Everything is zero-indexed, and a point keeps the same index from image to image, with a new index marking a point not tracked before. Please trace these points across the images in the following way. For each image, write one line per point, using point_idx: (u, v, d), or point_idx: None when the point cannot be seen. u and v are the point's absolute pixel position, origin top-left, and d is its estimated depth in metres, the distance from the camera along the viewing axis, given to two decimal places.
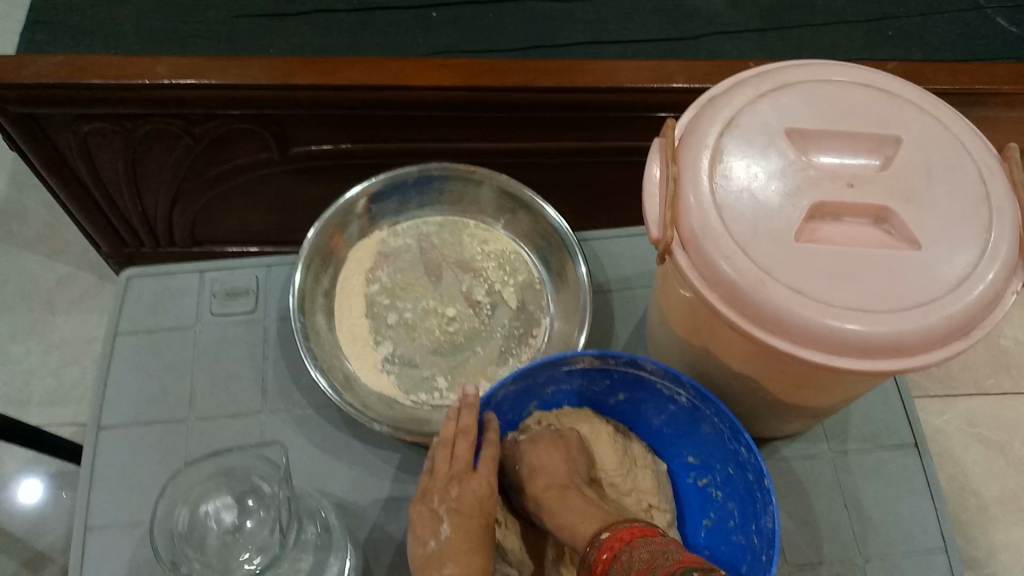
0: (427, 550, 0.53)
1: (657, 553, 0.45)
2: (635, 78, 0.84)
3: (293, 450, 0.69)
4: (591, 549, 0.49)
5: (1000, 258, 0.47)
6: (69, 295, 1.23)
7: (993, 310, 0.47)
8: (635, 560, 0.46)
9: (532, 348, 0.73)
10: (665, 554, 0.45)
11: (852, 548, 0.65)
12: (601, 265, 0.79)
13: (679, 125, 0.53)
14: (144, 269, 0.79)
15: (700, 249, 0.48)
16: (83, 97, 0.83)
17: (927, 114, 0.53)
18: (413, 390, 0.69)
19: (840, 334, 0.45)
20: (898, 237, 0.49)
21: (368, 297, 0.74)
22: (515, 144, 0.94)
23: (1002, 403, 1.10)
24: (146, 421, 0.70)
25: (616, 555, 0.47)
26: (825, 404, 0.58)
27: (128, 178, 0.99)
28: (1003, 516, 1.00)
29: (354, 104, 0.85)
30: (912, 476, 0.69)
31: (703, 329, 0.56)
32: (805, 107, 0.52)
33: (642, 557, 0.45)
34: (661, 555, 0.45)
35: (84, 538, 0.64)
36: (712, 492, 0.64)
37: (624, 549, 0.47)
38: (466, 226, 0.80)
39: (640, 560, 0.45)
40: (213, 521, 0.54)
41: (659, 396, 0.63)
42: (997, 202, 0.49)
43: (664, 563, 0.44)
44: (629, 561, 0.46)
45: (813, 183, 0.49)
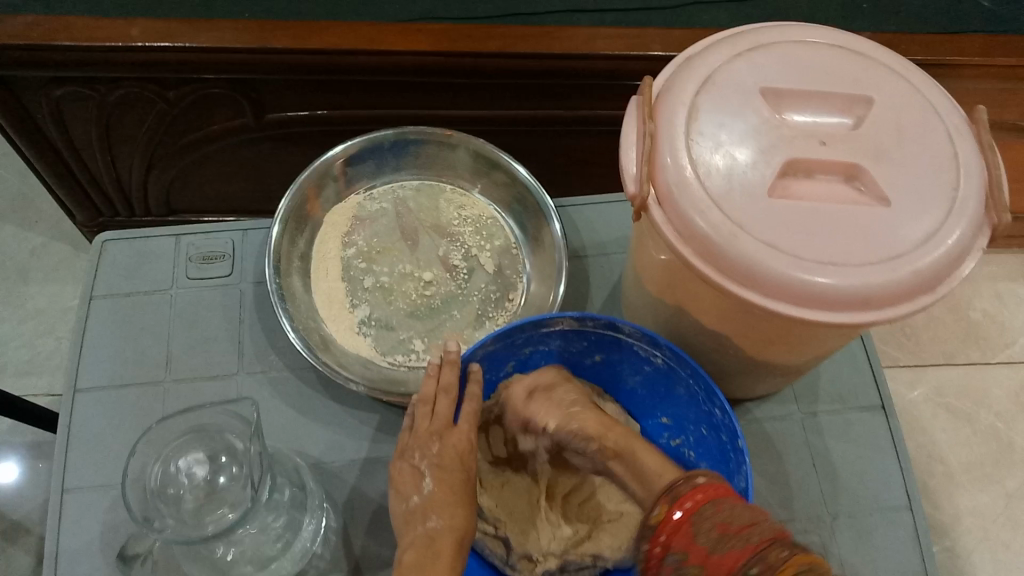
0: (409, 505, 0.54)
1: (759, 515, 0.40)
2: (612, 46, 0.84)
3: (270, 411, 0.69)
4: (683, 485, 0.44)
5: (966, 214, 0.48)
6: (43, 265, 1.22)
7: (959, 266, 0.48)
8: (736, 513, 0.40)
9: (509, 311, 0.73)
10: (766, 519, 0.40)
11: (821, 506, 0.66)
12: (578, 231, 0.80)
13: (656, 83, 0.54)
14: (119, 232, 0.78)
15: (675, 205, 0.49)
16: (54, 60, 0.82)
17: (898, 76, 0.53)
18: (390, 352, 0.70)
19: (809, 287, 0.46)
20: (868, 195, 0.50)
21: (345, 260, 0.75)
22: (493, 112, 0.95)
23: (969, 372, 1.12)
24: (122, 383, 0.70)
25: (715, 502, 0.41)
26: (797, 362, 0.59)
27: (101, 144, 0.98)
28: (969, 482, 1.03)
29: (331, 70, 0.85)
30: (879, 436, 0.70)
31: (677, 288, 0.57)
32: (778, 66, 0.53)
33: (744, 513, 0.40)
34: (763, 521, 0.40)
35: (60, 499, 0.64)
36: (685, 451, 0.65)
37: (723, 500, 0.42)
38: (442, 191, 0.80)
39: (743, 515, 0.40)
40: (185, 476, 0.54)
41: (634, 357, 0.64)
42: (965, 162, 0.49)
43: (769, 529, 0.39)
44: (729, 512, 0.40)
45: (786, 140, 0.50)
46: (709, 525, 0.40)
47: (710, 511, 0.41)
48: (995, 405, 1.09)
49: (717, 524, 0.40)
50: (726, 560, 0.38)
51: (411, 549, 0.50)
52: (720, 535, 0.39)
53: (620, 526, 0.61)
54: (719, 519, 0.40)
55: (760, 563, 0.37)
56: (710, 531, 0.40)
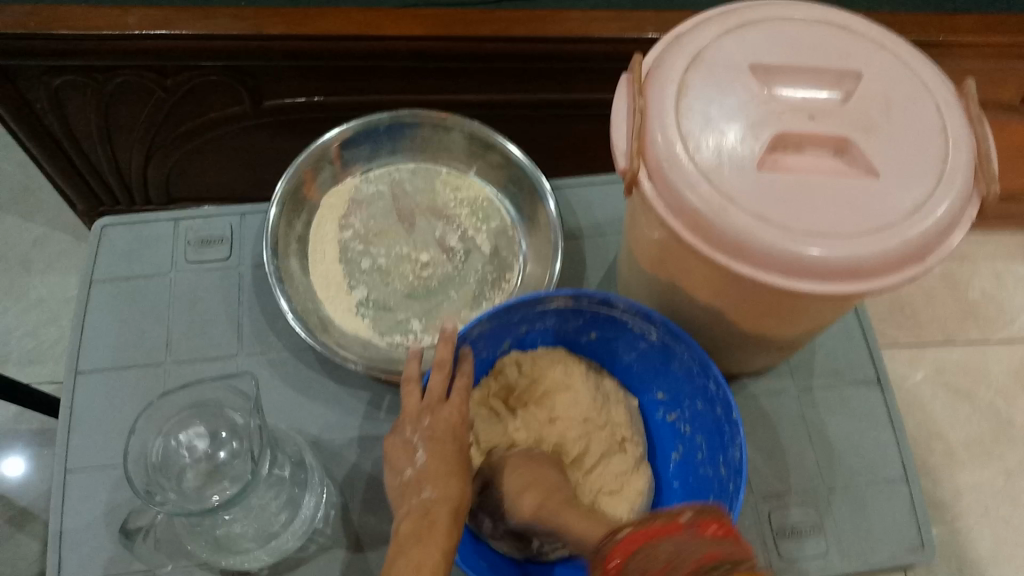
0: (403, 478, 0.54)
1: (677, 549, 0.40)
2: (606, 28, 0.84)
3: (270, 391, 0.70)
4: (610, 547, 0.44)
5: (955, 186, 0.48)
6: (46, 255, 1.23)
7: (947, 237, 0.49)
8: (656, 555, 0.40)
9: (506, 291, 0.74)
10: (688, 549, 0.39)
11: (817, 478, 0.67)
12: (574, 211, 0.80)
13: (647, 61, 0.54)
14: (118, 218, 0.79)
15: (665, 179, 0.49)
16: (53, 49, 0.82)
17: (888, 51, 0.54)
18: (388, 332, 0.70)
19: (798, 257, 0.47)
20: (858, 168, 0.50)
21: (343, 242, 0.75)
22: (491, 96, 0.95)
23: (968, 352, 1.13)
24: (123, 366, 0.71)
25: (636, 551, 0.41)
26: (790, 335, 0.60)
27: (101, 133, 0.99)
28: (968, 460, 1.03)
29: (327, 55, 0.86)
30: (874, 411, 0.71)
31: (670, 263, 0.57)
32: (766, 42, 0.53)
33: (661, 554, 0.40)
34: (683, 552, 0.39)
35: (64, 479, 0.65)
36: (680, 426, 0.66)
37: (645, 545, 0.41)
38: (439, 173, 0.81)
39: (660, 556, 0.40)
40: (186, 449, 0.55)
41: (628, 334, 0.65)
42: (953, 134, 0.50)
43: (686, 562, 0.38)
44: (649, 558, 0.40)
45: (776, 115, 0.50)
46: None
47: (634, 563, 0.41)
48: (994, 384, 1.10)
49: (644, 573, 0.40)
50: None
51: (406, 519, 0.51)
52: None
53: (625, 495, 0.61)
54: (642, 567, 0.40)
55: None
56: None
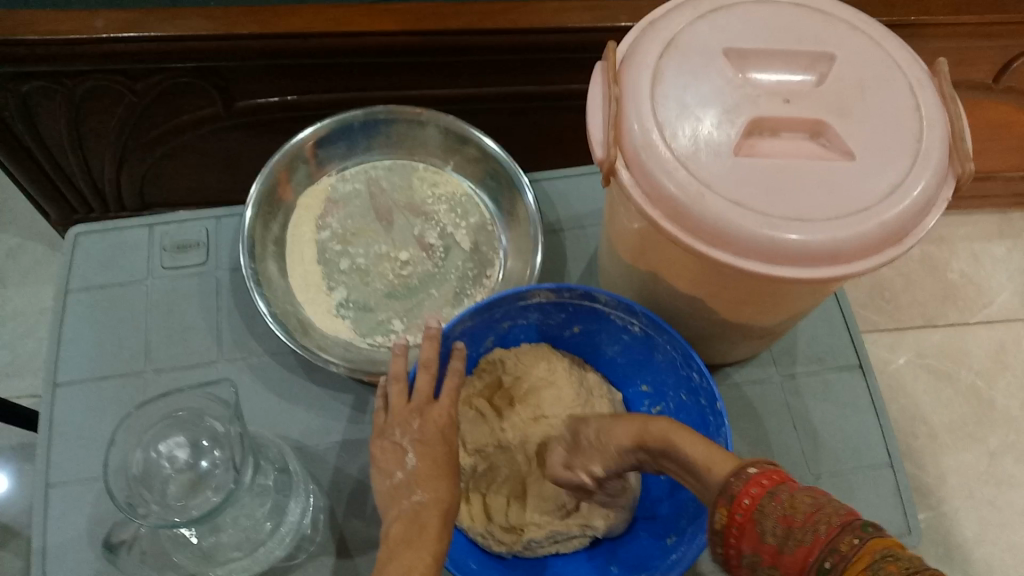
0: (393, 481, 0.53)
1: (822, 499, 0.37)
2: (579, 19, 0.84)
3: (252, 397, 0.69)
4: (733, 481, 0.40)
5: (931, 167, 0.48)
6: (20, 266, 1.21)
7: (924, 218, 0.49)
8: (798, 502, 0.37)
9: (487, 287, 0.73)
10: (830, 502, 0.38)
11: (803, 465, 0.67)
12: (552, 205, 0.80)
13: (619, 48, 0.54)
14: (91, 226, 0.77)
15: (642, 168, 0.49)
16: (19, 55, 0.81)
17: (860, 31, 0.54)
18: (370, 333, 0.70)
19: (777, 243, 0.46)
20: (834, 150, 0.50)
21: (320, 243, 0.74)
22: (466, 91, 0.94)
23: (949, 334, 1.13)
24: (102, 376, 0.69)
25: (772, 492, 0.39)
26: (771, 322, 0.59)
27: (72, 140, 0.97)
28: (952, 441, 1.04)
29: (299, 54, 0.84)
30: (858, 395, 0.71)
31: (650, 253, 0.57)
32: (739, 26, 0.53)
33: (805, 500, 0.37)
34: (828, 504, 0.37)
35: (45, 494, 0.64)
36: (666, 418, 0.65)
37: (780, 488, 0.39)
38: (415, 169, 0.80)
39: (804, 502, 0.37)
40: (167, 460, 0.54)
41: (612, 326, 0.64)
42: (927, 114, 0.50)
43: (835, 512, 0.36)
44: (790, 502, 0.38)
45: (751, 100, 0.50)
46: (769, 526, 0.38)
47: (770, 503, 0.38)
48: (975, 364, 1.10)
49: (780, 518, 0.37)
50: (800, 556, 0.36)
51: (395, 523, 0.50)
52: (785, 531, 0.37)
53: None
54: (780, 511, 0.38)
55: (835, 556, 0.35)
56: (775, 527, 0.37)
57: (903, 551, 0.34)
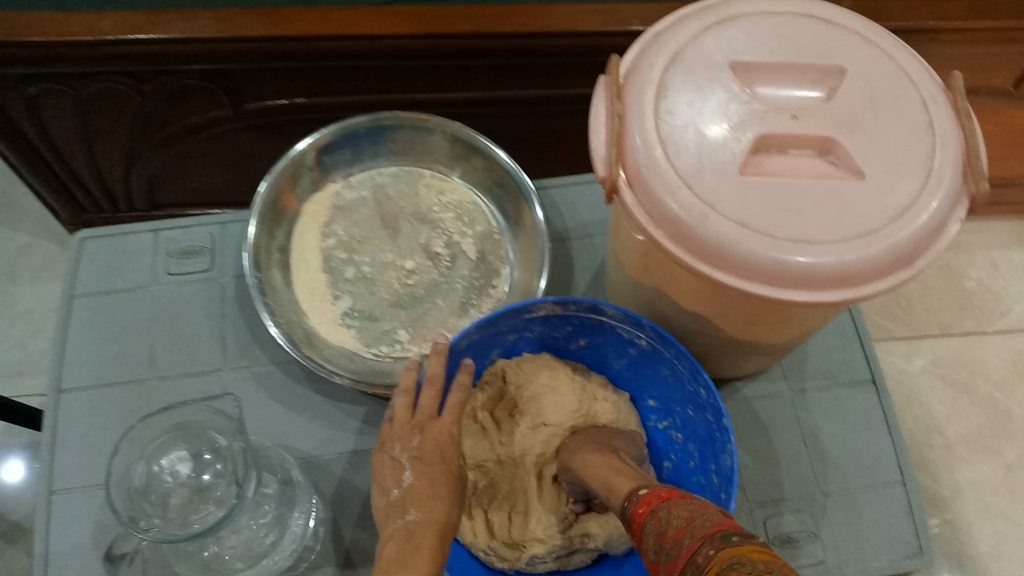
0: (390, 498, 0.53)
1: (696, 513, 0.37)
2: (590, 23, 0.82)
3: (255, 406, 0.69)
4: (628, 505, 0.43)
5: (943, 186, 0.47)
6: (31, 265, 1.21)
7: (935, 239, 0.47)
8: (671, 516, 0.38)
9: (493, 297, 0.73)
10: (706, 514, 0.37)
11: (812, 484, 0.66)
12: (561, 213, 0.79)
13: (624, 61, 0.53)
14: (97, 230, 0.77)
15: (645, 186, 0.48)
16: (27, 56, 0.81)
17: (873, 45, 0.52)
18: (374, 343, 0.69)
19: (782, 265, 0.45)
20: (843, 168, 0.49)
21: (325, 251, 0.74)
22: (476, 94, 0.93)
23: (966, 343, 1.11)
24: (106, 383, 0.69)
25: (655, 511, 0.40)
26: (780, 339, 0.58)
27: (81, 140, 0.97)
28: (967, 452, 1.02)
29: (308, 56, 0.84)
30: (869, 412, 0.70)
31: (654, 269, 0.56)
32: (748, 38, 0.52)
33: (679, 516, 0.38)
34: (701, 516, 0.37)
35: (47, 501, 0.64)
36: (672, 433, 0.64)
37: (663, 506, 0.40)
38: (421, 176, 0.79)
39: (675, 518, 0.38)
40: (169, 474, 0.54)
41: (618, 340, 0.64)
42: (940, 131, 0.48)
43: (701, 523, 0.36)
44: (665, 517, 0.39)
45: (758, 116, 0.49)
46: (649, 542, 0.39)
47: (653, 522, 0.39)
48: (992, 374, 1.08)
49: (656, 533, 0.38)
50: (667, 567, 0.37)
51: (389, 542, 0.49)
52: (659, 547, 0.38)
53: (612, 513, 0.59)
54: (658, 528, 0.39)
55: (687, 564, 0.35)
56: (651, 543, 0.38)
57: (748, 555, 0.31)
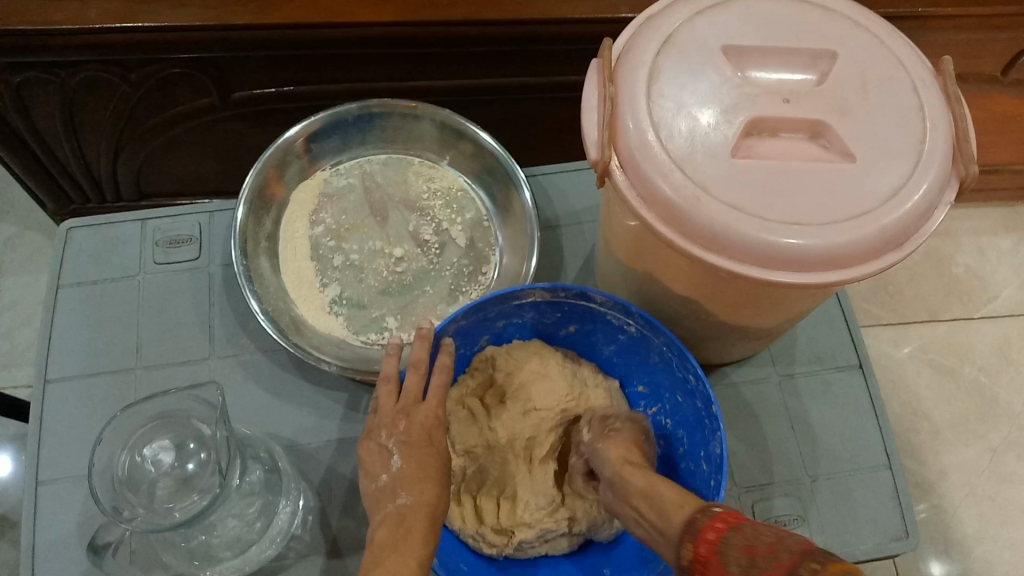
0: (379, 483, 0.52)
1: (785, 531, 0.38)
2: (579, 9, 0.82)
3: (242, 395, 0.68)
4: (700, 519, 0.42)
5: (933, 170, 0.47)
6: (16, 256, 1.20)
7: (925, 222, 0.47)
8: (761, 534, 0.38)
9: (482, 285, 0.72)
10: (794, 535, 0.38)
11: (800, 468, 0.66)
12: (549, 200, 0.79)
13: (616, 45, 0.52)
14: (84, 220, 0.76)
15: (637, 169, 0.48)
16: (10, 45, 0.80)
17: (864, 29, 0.52)
18: (362, 330, 0.69)
19: (773, 247, 0.45)
20: (834, 151, 0.49)
21: (313, 239, 0.73)
22: (464, 81, 0.93)
23: (953, 329, 1.12)
24: (93, 373, 0.69)
25: (735, 526, 0.40)
26: (771, 323, 0.58)
27: (67, 129, 0.96)
28: (954, 437, 1.03)
29: (295, 44, 0.83)
30: (857, 396, 0.70)
31: (645, 254, 0.56)
32: (738, 22, 0.51)
33: (766, 533, 0.38)
34: (791, 536, 0.38)
35: (35, 492, 0.64)
36: (661, 419, 0.64)
37: (743, 523, 0.40)
38: (410, 164, 0.79)
39: (764, 535, 0.38)
40: (151, 464, 0.53)
41: (608, 326, 0.64)
42: (931, 115, 0.48)
43: (797, 544, 0.37)
44: (752, 534, 0.39)
45: (750, 99, 0.49)
46: (734, 557, 0.38)
47: (734, 539, 0.39)
48: (979, 360, 1.09)
49: (743, 548, 0.38)
50: None
51: (381, 527, 0.49)
52: (748, 563, 0.38)
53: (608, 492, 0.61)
54: (744, 543, 0.39)
55: None
56: (737, 558, 0.38)
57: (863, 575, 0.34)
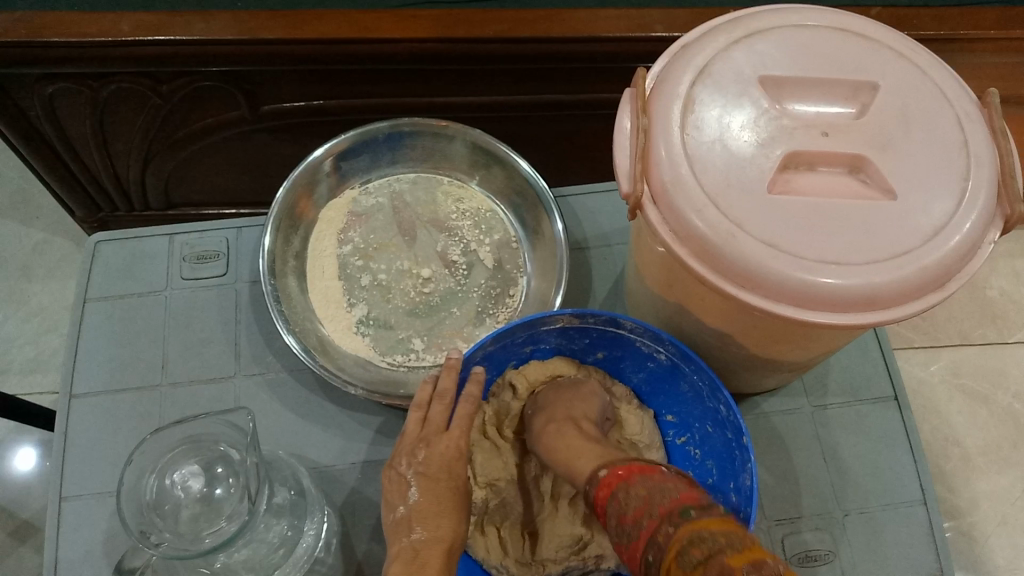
0: (396, 514, 0.52)
1: (653, 490, 0.41)
2: (612, 28, 0.81)
3: (267, 414, 0.68)
4: (591, 488, 0.46)
5: (977, 207, 0.45)
6: (46, 261, 1.21)
7: (969, 261, 0.46)
8: (630, 498, 0.42)
9: (510, 308, 0.72)
10: (662, 490, 0.41)
11: (831, 502, 0.65)
12: (579, 222, 0.78)
13: (650, 75, 0.51)
14: (112, 234, 0.77)
15: (670, 203, 0.47)
16: (44, 56, 0.80)
17: (907, 61, 0.51)
18: (389, 352, 0.68)
19: (811, 287, 0.44)
20: (875, 187, 0.48)
21: (341, 258, 0.73)
22: (494, 97, 0.92)
23: (987, 353, 1.10)
24: (118, 388, 0.69)
25: (614, 492, 0.44)
26: (804, 357, 0.57)
27: (97, 140, 0.96)
28: (986, 465, 1.00)
29: (326, 59, 0.83)
30: (891, 430, 0.69)
31: (677, 286, 0.55)
32: (778, 52, 0.50)
33: (638, 494, 0.42)
34: (658, 493, 0.41)
35: (58, 507, 0.64)
36: (690, 449, 0.63)
37: (621, 486, 0.44)
38: (440, 183, 0.78)
39: (634, 499, 0.42)
40: (180, 489, 0.53)
41: (637, 354, 0.63)
42: (976, 150, 0.47)
43: (661, 503, 0.40)
44: (624, 499, 0.42)
45: (788, 132, 0.48)
46: (612, 524, 0.42)
47: (613, 504, 0.43)
48: (1013, 386, 1.07)
49: (618, 515, 0.42)
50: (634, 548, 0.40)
51: (395, 561, 0.49)
52: (621, 528, 0.41)
53: None
54: (620, 509, 0.42)
55: (654, 549, 0.38)
56: (615, 526, 0.42)
57: (707, 528, 0.37)
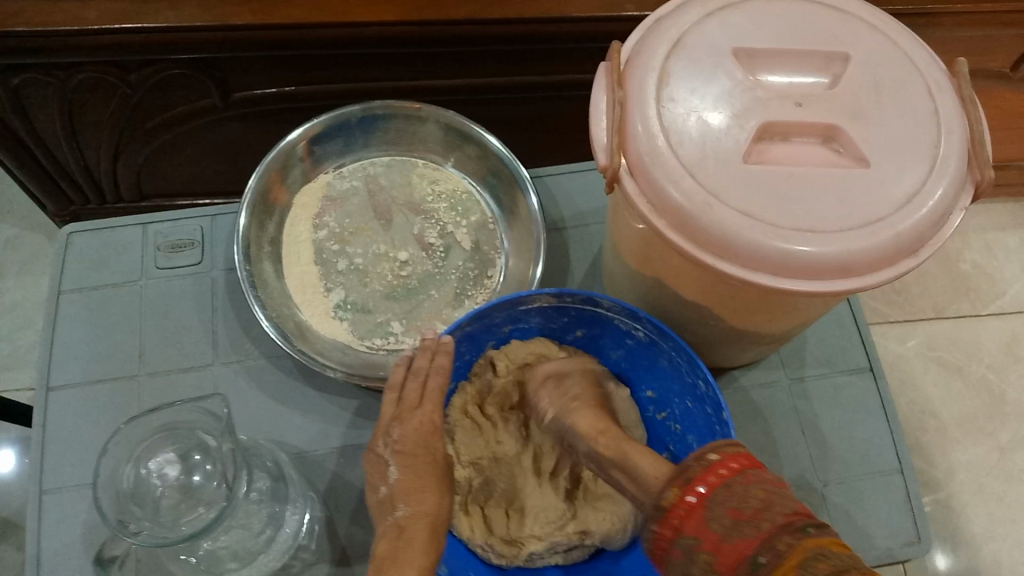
0: (379, 495, 0.53)
1: (773, 497, 0.38)
2: (584, 8, 0.81)
3: (246, 402, 0.68)
4: (695, 465, 0.41)
5: (948, 174, 0.46)
6: (18, 257, 1.19)
7: (941, 228, 0.46)
8: (749, 496, 0.38)
9: (488, 288, 0.72)
10: (779, 500, 0.38)
11: (810, 473, 0.66)
12: (555, 202, 0.78)
13: (625, 48, 0.52)
14: (85, 224, 0.76)
15: (647, 175, 0.47)
16: (9, 47, 0.79)
17: (878, 31, 0.51)
18: (367, 335, 0.68)
19: (788, 255, 0.44)
20: (847, 156, 0.48)
21: (317, 243, 0.73)
22: (468, 80, 0.92)
23: (960, 325, 1.11)
24: (96, 380, 0.68)
25: (726, 483, 0.39)
26: (782, 329, 0.57)
27: (67, 132, 0.95)
28: (961, 435, 1.02)
29: (297, 45, 0.82)
30: (867, 400, 0.69)
31: (655, 260, 0.55)
32: (750, 24, 0.51)
33: (756, 495, 0.38)
34: (777, 503, 0.38)
35: (39, 501, 0.63)
36: (670, 424, 0.64)
37: (735, 479, 0.40)
38: (415, 166, 0.78)
39: (754, 497, 0.38)
40: (157, 477, 0.53)
41: (616, 331, 0.63)
42: (946, 119, 0.48)
43: (782, 514, 0.37)
44: (740, 495, 0.39)
45: (761, 103, 0.48)
46: (717, 515, 0.38)
47: (723, 494, 0.39)
48: (986, 357, 1.08)
49: (729, 509, 0.38)
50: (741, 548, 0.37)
51: (382, 539, 0.49)
52: (732, 524, 0.38)
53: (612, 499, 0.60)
54: (731, 503, 0.39)
55: (771, 554, 0.36)
56: (722, 518, 0.38)
57: (839, 550, 0.34)
